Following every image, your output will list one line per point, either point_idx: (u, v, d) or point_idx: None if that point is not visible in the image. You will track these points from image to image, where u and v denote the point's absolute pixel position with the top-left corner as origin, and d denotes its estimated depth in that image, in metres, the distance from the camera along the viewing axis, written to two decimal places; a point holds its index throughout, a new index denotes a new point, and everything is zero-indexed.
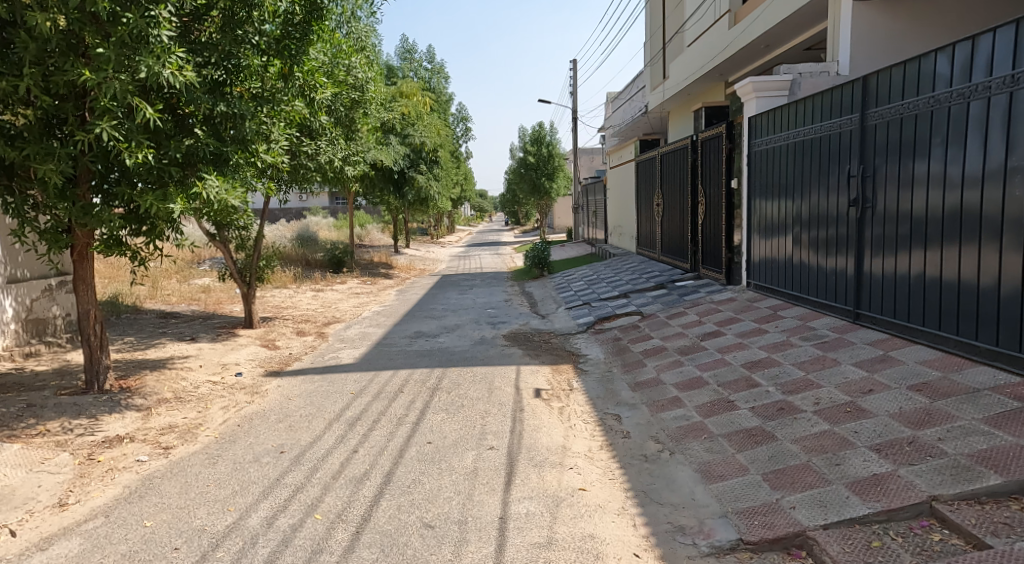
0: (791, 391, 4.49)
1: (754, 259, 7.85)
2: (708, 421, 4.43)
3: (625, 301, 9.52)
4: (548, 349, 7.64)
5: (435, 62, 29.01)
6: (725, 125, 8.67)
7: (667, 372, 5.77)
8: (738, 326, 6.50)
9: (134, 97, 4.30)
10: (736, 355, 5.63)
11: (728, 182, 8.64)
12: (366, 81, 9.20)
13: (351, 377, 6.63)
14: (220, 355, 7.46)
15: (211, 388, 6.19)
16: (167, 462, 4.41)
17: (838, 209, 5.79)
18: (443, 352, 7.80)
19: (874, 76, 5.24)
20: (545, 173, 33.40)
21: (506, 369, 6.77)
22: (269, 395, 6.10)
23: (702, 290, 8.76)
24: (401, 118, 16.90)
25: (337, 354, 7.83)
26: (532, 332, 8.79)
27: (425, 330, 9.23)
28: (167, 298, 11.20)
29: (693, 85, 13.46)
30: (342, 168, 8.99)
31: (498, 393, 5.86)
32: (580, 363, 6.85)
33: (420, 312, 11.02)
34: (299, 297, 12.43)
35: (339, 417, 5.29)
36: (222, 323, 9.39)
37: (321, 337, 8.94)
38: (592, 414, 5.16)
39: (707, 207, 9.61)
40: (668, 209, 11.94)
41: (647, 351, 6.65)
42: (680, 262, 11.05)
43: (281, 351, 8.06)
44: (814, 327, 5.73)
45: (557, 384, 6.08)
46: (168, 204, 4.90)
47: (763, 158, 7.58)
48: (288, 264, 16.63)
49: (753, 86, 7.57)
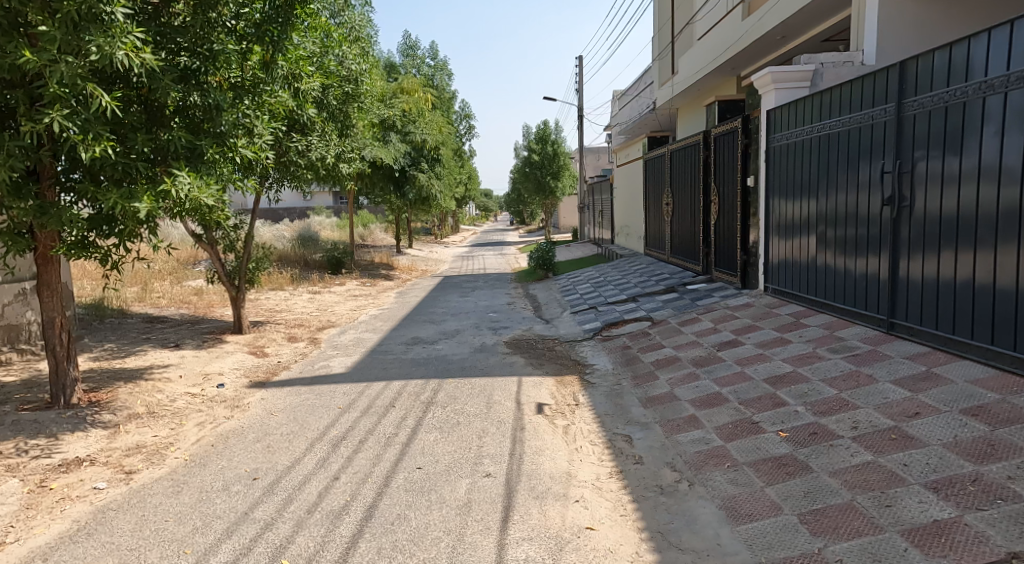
0: (824, 413, 4.01)
1: (773, 262, 7.35)
2: (731, 447, 3.95)
3: (634, 305, 9.04)
4: (552, 359, 7.16)
5: (438, 57, 28.53)
6: (740, 120, 8.17)
7: (682, 387, 5.29)
8: (758, 335, 6.00)
9: (88, 83, 3.89)
10: (757, 368, 5.15)
11: (743, 180, 8.14)
12: (360, 73, 8.73)
13: (340, 389, 6.17)
14: (204, 363, 7.02)
15: (189, 402, 5.74)
16: (127, 490, 3.96)
17: (869, 208, 5.30)
18: (440, 360, 7.34)
19: (913, 61, 4.75)
20: (550, 172, 32.92)
21: (506, 381, 6.30)
22: (250, 409, 5.65)
23: (716, 295, 8.28)
24: (401, 115, 16.41)
25: (327, 363, 7.39)
26: (536, 339, 8.32)
27: (423, 336, 8.77)
28: (156, 301, 10.77)
29: (704, 79, 12.98)
30: (336, 165, 8.55)
31: (497, 409, 5.40)
32: (586, 374, 6.38)
33: (419, 315, 10.57)
34: (295, 300, 12.00)
35: (322, 437, 4.83)
36: (211, 328, 8.95)
37: (313, 344, 8.49)
38: (600, 434, 4.69)
39: (721, 207, 9.11)
40: (678, 208, 11.45)
41: (659, 362, 6.17)
42: (690, 264, 10.58)
43: (270, 359, 7.62)
44: (843, 337, 5.25)
45: (561, 398, 5.60)
46: (133, 203, 4.45)
47: (783, 154, 7.09)
48: (285, 265, 16.24)
49: (772, 77, 7.08)
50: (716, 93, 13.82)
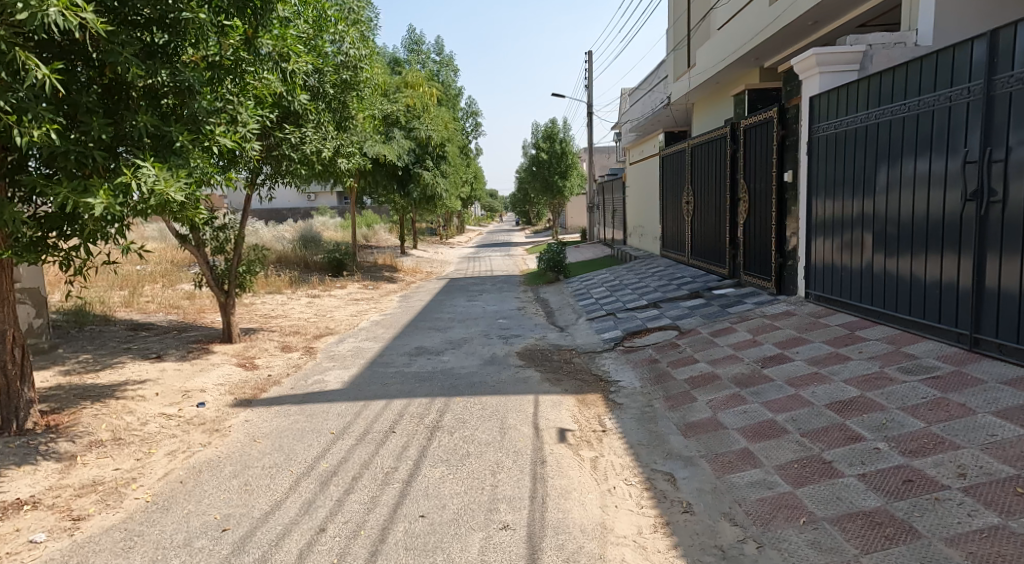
0: (915, 452, 3.30)
1: (816, 265, 6.63)
2: (803, 495, 3.25)
3: (656, 312, 8.31)
4: (571, 373, 6.44)
5: (443, 52, 27.75)
6: (775, 109, 7.44)
7: (727, 412, 4.57)
8: (809, 350, 5.28)
9: (20, 52, 3.27)
10: (816, 391, 4.43)
11: (779, 175, 7.42)
12: (359, 59, 8.06)
13: (334, 410, 5.48)
14: (185, 378, 6.32)
15: (162, 425, 5.05)
16: (69, 545, 3.27)
17: (944, 205, 4.60)
18: (446, 374, 6.63)
19: (1008, 30, 4.06)
20: (558, 171, 32.19)
21: (521, 401, 5.59)
22: (231, 434, 4.96)
23: (748, 301, 7.56)
24: (404, 111, 15.74)
25: (322, 378, 6.69)
26: (551, 349, 7.61)
27: (428, 345, 8.08)
28: (144, 307, 10.10)
29: (724, 71, 12.25)
30: (334, 160, 7.90)
31: (513, 436, 4.69)
32: (611, 393, 5.66)
33: (424, 322, 9.87)
34: (292, 304, 11.32)
35: (310, 472, 4.14)
36: (198, 336, 8.26)
37: (307, 355, 7.79)
38: (635, 471, 3.99)
39: (751, 205, 8.39)
40: (700, 207, 10.73)
41: (694, 379, 5.44)
42: (715, 267, 9.86)
43: (259, 372, 6.93)
44: (915, 355, 4.53)
45: (586, 423, 4.89)
46: (87, 198, 3.77)
47: (828, 146, 6.38)
48: (284, 267, 15.58)
49: (816, 59, 6.37)
50: (736, 86, 13.12)
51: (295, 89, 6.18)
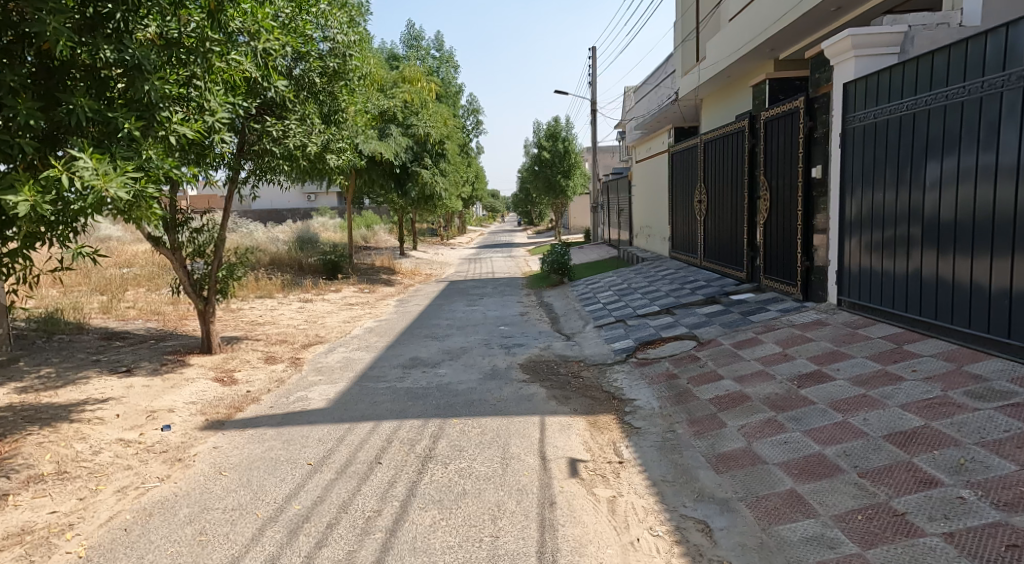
0: (1012, 504, 2.69)
1: (849, 269, 6.02)
2: (876, 559, 2.64)
3: (671, 320, 7.69)
4: (579, 390, 5.83)
5: (443, 48, 27.10)
6: (802, 99, 6.82)
7: (765, 443, 3.94)
8: (852, 368, 4.65)
9: None
10: (869, 419, 3.81)
11: (806, 171, 6.81)
12: (347, 46, 7.47)
13: (315, 435, 4.87)
14: (154, 395, 5.72)
15: (117, 454, 4.42)
16: None
17: (1019, 203, 4.02)
18: (442, 391, 6.00)
19: None
20: (560, 170, 31.53)
21: (525, 425, 4.95)
22: (194, 464, 4.35)
23: (772, 309, 6.94)
24: (402, 106, 15.12)
25: (305, 394, 6.07)
26: (557, 362, 6.99)
27: (423, 356, 7.47)
28: (122, 313, 9.49)
29: (736, 64, 11.64)
30: (322, 156, 7.30)
31: (516, 469, 4.07)
32: (627, 415, 5.03)
33: (420, 330, 9.25)
34: (282, 310, 10.72)
35: (277, 516, 3.53)
36: (176, 346, 7.65)
37: (293, 367, 7.19)
38: (661, 517, 3.37)
39: (773, 204, 7.77)
40: (714, 207, 10.12)
41: (721, 400, 4.82)
42: (731, 270, 9.25)
43: (238, 388, 6.30)
44: (982, 377, 3.91)
45: (600, 454, 4.27)
46: (9, 195, 3.17)
47: (863, 138, 5.78)
48: (278, 269, 14.98)
49: (852, 41, 5.76)
50: (748, 80, 12.49)
51: (272, 74, 5.58)
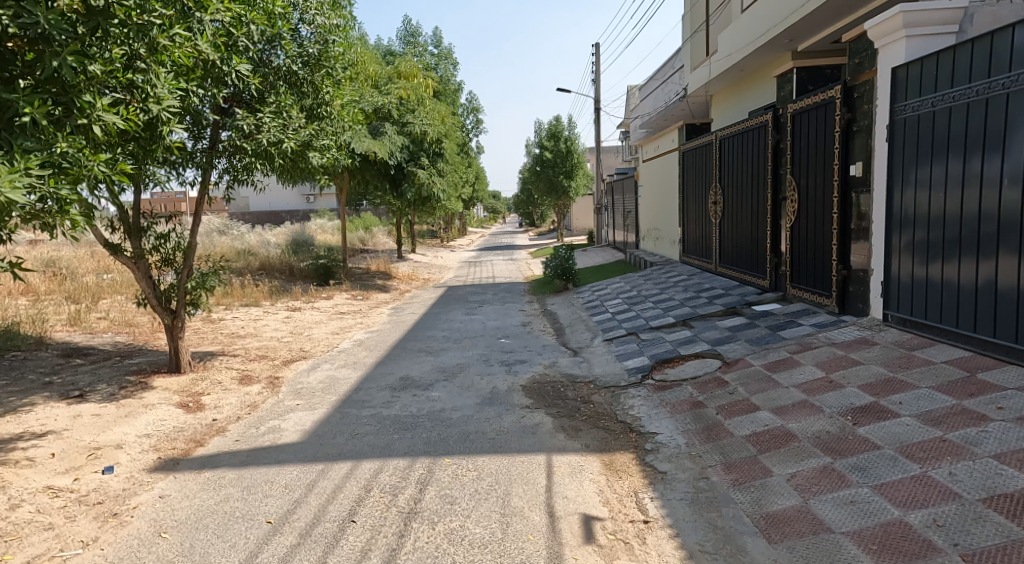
0: None
1: (897, 278, 5.28)
2: None
3: (689, 334, 6.95)
4: (590, 420, 5.10)
5: (441, 44, 26.37)
6: (838, 87, 6.09)
7: (824, 501, 3.20)
8: (918, 401, 3.91)
9: None
10: (955, 472, 3.09)
11: (843, 168, 6.08)
12: (330, 30, 6.75)
13: (282, 480, 4.14)
14: (104, 426, 4.98)
15: (39, 508, 3.67)
16: None
17: None
18: (433, 420, 5.24)
19: None
20: (562, 171, 30.79)
21: (529, 468, 4.19)
22: (132, 521, 3.62)
23: (805, 323, 6.21)
24: (397, 104, 14.42)
25: (279, 424, 5.34)
26: (563, 383, 6.26)
27: (415, 375, 6.74)
28: (91, 325, 8.73)
29: (751, 57, 10.93)
30: (303, 153, 6.59)
31: (520, 533, 3.33)
32: (647, 454, 4.30)
33: (413, 343, 8.49)
34: (266, 321, 9.98)
35: None
36: (141, 365, 6.90)
37: (270, 389, 6.45)
38: None
39: (801, 205, 7.05)
40: (732, 208, 9.39)
41: (761, 438, 4.08)
42: (752, 278, 8.52)
43: (203, 416, 5.55)
44: None
45: (620, 510, 3.53)
46: None
47: (915, 129, 5.02)
48: (267, 275, 14.24)
49: (904, 19, 5.01)
50: (763, 74, 11.71)
51: (232, 56, 4.92)
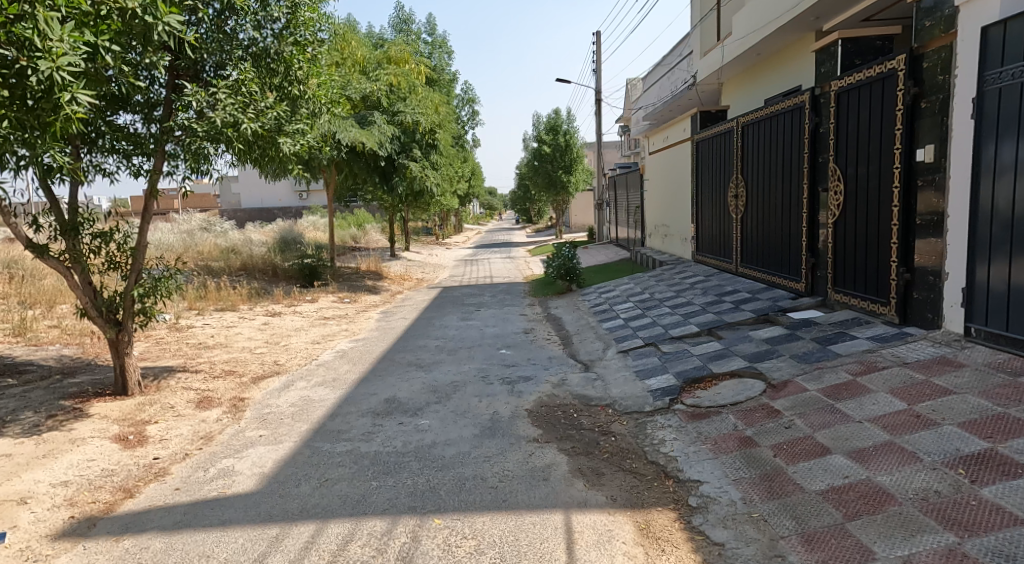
0: None
1: (986, 285, 4.37)
2: None
3: (719, 347, 6.00)
4: (614, 461, 4.15)
5: (435, 32, 25.36)
6: (901, 56, 5.13)
7: None
8: None
9: None
10: None
11: (907, 153, 5.13)
12: None
13: (221, 553, 3.18)
14: (11, 473, 4.01)
15: None
16: None
17: None
18: (422, 460, 4.28)
19: None
20: (562, 166, 29.75)
21: (544, 535, 3.23)
22: None
23: (862, 336, 5.25)
24: (387, 91, 13.50)
25: (233, 464, 4.37)
26: (576, 408, 5.30)
27: (401, 396, 5.78)
28: (37, 336, 7.72)
29: (769, 41, 10.02)
30: (272, 136, 5.61)
31: None
32: (694, 515, 3.35)
33: (402, 355, 7.52)
34: (241, 328, 8.97)
35: None
36: (83, 386, 5.90)
37: (230, 414, 5.48)
38: None
39: (849, 197, 6.09)
40: (756, 202, 8.44)
41: (844, 496, 3.15)
42: (783, 280, 7.58)
43: (142, 453, 4.57)
44: None
45: None
46: None
47: (1012, 101, 4.09)
48: (248, 277, 13.23)
49: None
50: (779, 59, 10.82)
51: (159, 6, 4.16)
